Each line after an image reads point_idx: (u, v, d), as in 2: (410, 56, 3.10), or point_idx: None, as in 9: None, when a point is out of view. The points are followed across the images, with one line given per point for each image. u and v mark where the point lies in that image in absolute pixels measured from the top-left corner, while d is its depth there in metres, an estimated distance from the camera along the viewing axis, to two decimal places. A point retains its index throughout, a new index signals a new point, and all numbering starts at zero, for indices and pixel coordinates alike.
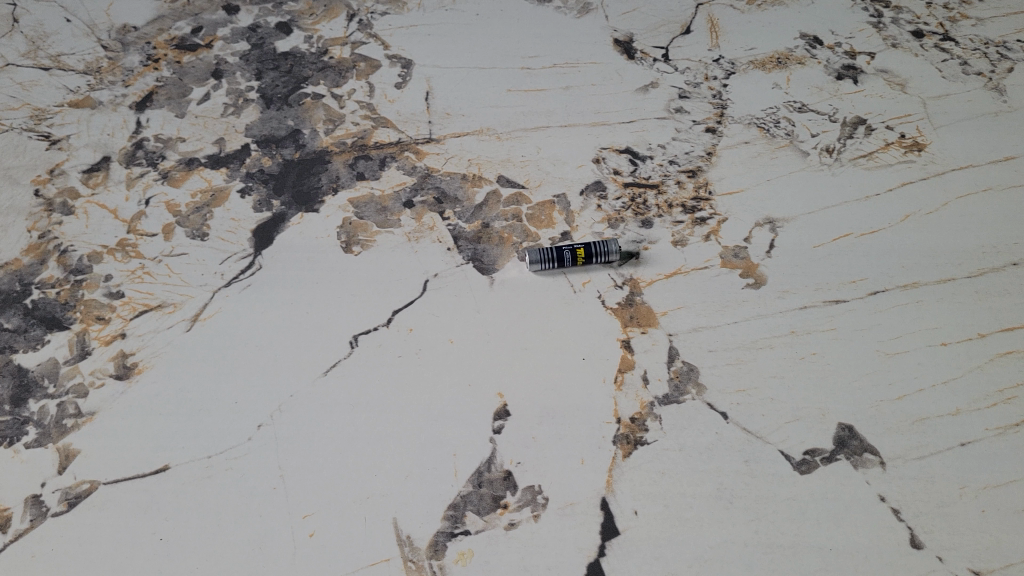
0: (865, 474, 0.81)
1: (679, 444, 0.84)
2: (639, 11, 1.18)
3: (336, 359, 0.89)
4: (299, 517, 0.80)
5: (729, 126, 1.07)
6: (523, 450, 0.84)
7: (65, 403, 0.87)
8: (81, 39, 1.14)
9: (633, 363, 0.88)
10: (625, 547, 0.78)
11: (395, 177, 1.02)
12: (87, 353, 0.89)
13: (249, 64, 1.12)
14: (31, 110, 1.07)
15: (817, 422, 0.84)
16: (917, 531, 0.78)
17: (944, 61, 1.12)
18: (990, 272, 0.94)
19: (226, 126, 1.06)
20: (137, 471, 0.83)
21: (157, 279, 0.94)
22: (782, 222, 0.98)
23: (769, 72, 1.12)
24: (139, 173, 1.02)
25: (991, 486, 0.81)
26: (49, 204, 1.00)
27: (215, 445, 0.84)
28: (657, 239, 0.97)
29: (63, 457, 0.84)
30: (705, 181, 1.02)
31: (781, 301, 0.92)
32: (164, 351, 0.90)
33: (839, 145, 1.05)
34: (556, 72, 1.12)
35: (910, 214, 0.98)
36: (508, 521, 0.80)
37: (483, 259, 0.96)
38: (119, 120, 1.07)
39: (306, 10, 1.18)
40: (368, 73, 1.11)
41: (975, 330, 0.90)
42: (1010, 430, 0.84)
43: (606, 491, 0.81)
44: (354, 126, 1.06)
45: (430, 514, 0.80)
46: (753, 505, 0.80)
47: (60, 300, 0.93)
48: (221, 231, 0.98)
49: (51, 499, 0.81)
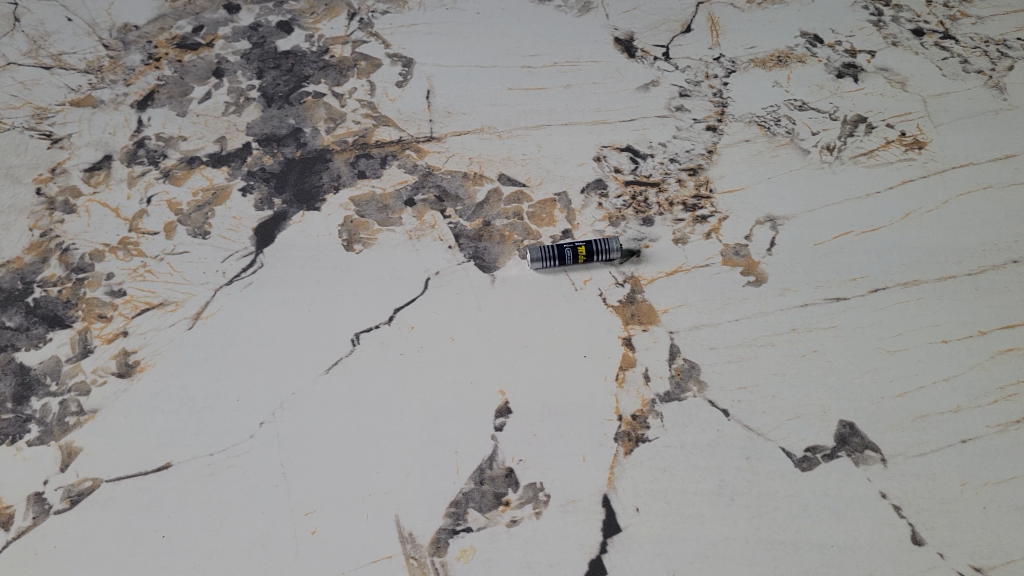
0: (866, 471, 0.81)
1: (680, 442, 0.84)
2: (639, 9, 1.18)
3: (337, 358, 0.89)
4: (301, 514, 0.80)
5: (730, 124, 1.07)
6: (525, 448, 0.84)
7: (67, 401, 0.87)
8: (82, 38, 1.14)
9: (634, 361, 0.88)
10: (627, 544, 0.79)
11: (396, 176, 1.02)
12: (88, 352, 0.90)
13: (250, 63, 1.12)
14: (32, 109, 1.08)
15: (818, 419, 0.84)
16: (918, 528, 0.78)
17: (943, 59, 1.13)
18: (991, 270, 0.94)
19: (227, 125, 1.06)
20: (139, 469, 0.83)
21: (158, 277, 0.94)
22: (783, 220, 0.98)
23: (769, 70, 1.12)
24: (140, 172, 1.02)
25: (992, 483, 0.81)
26: (51, 202, 1.00)
27: (217, 443, 0.84)
28: (657, 237, 0.97)
29: (65, 455, 0.84)
30: (705, 179, 1.02)
31: (781, 299, 0.92)
32: (166, 349, 0.90)
33: (839, 143, 1.05)
34: (556, 71, 1.12)
35: (911, 212, 0.98)
36: (510, 518, 0.80)
37: (484, 258, 0.96)
38: (120, 119, 1.07)
39: (306, 9, 1.18)
40: (369, 72, 1.11)
41: (976, 327, 0.90)
42: (1010, 427, 0.84)
43: (607, 488, 0.82)
44: (355, 125, 1.06)
45: (432, 512, 0.80)
46: (755, 502, 0.80)
47: (62, 299, 0.93)
48: (222, 229, 0.98)
49: (54, 497, 0.82)
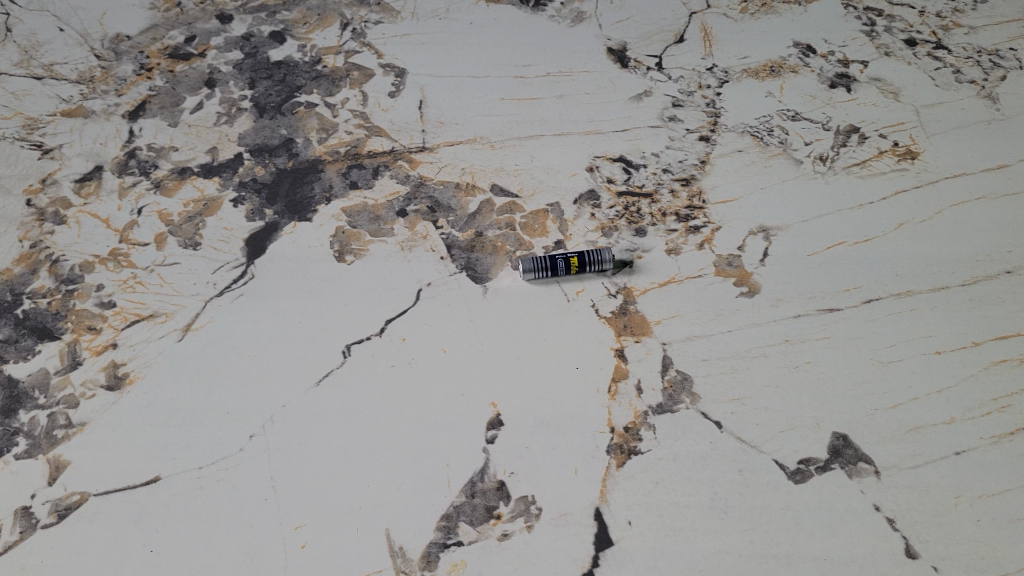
0: (860, 483, 0.81)
1: (673, 454, 0.83)
2: (632, 19, 1.18)
3: (329, 369, 0.89)
4: (290, 528, 0.80)
5: (723, 134, 1.07)
6: (517, 460, 0.83)
7: (56, 413, 0.86)
8: (74, 48, 1.14)
9: (627, 372, 0.88)
10: (619, 559, 0.78)
11: (389, 186, 1.02)
12: (77, 363, 0.89)
13: (242, 73, 1.12)
14: (23, 119, 1.07)
15: (811, 431, 0.84)
16: (912, 541, 0.78)
17: (937, 69, 1.13)
18: (984, 280, 0.94)
19: (220, 135, 1.06)
20: (129, 482, 0.82)
21: (149, 288, 0.94)
22: (776, 230, 0.98)
23: (762, 80, 1.12)
24: (131, 183, 1.02)
25: (986, 495, 0.80)
26: (41, 213, 0.99)
27: (207, 456, 0.83)
28: (650, 248, 0.97)
29: (53, 469, 0.83)
30: (698, 189, 1.02)
31: (775, 310, 0.92)
32: (156, 360, 0.89)
33: (832, 153, 1.05)
34: (550, 81, 1.12)
35: (904, 222, 0.98)
36: (501, 532, 0.80)
37: (477, 269, 0.95)
38: (112, 129, 1.07)
39: (299, 19, 1.17)
40: (362, 81, 1.11)
41: (970, 338, 0.90)
42: (1005, 439, 0.83)
43: (600, 501, 0.81)
44: (348, 134, 1.06)
45: (423, 525, 0.80)
46: (749, 514, 0.80)
47: (51, 310, 0.92)
48: (214, 240, 0.97)
49: (41, 511, 0.81)
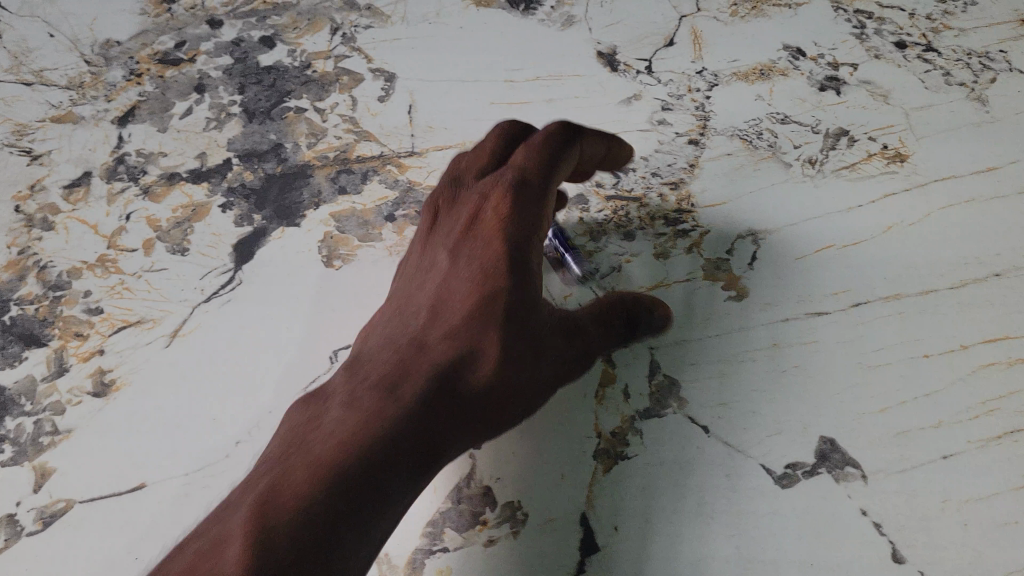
0: (847, 488, 0.81)
1: (660, 459, 0.83)
2: (621, 24, 1.18)
3: (315, 376, 0.88)
4: None
5: (712, 138, 1.07)
6: (503, 467, 0.84)
7: (42, 420, 0.86)
8: (64, 54, 1.14)
9: (615, 377, 0.89)
10: (605, 564, 0.78)
11: (377, 191, 1.01)
12: (65, 370, 0.89)
13: (232, 78, 1.12)
14: (12, 126, 1.08)
15: (798, 435, 0.84)
16: (899, 545, 0.78)
17: (926, 72, 1.12)
18: (973, 284, 0.93)
19: (208, 140, 1.06)
20: (114, 489, 0.82)
21: (137, 295, 0.94)
22: (764, 234, 0.98)
23: (751, 83, 1.12)
24: (119, 189, 1.02)
25: (974, 499, 0.80)
26: (29, 219, 1.00)
27: (193, 463, 0.83)
28: (639, 253, 0.97)
29: (39, 476, 0.83)
30: (687, 193, 1.02)
31: (763, 314, 0.92)
32: (142, 367, 0.89)
33: (821, 157, 1.05)
34: (539, 85, 1.12)
35: (892, 226, 0.98)
36: (486, 538, 0.80)
37: None
38: (100, 135, 1.07)
39: (289, 24, 1.17)
40: (352, 86, 1.11)
41: (958, 342, 0.89)
42: (993, 443, 0.83)
43: (586, 506, 0.81)
44: (337, 139, 1.06)
45: (409, 533, 0.81)
46: (735, 520, 0.80)
47: (38, 317, 0.92)
48: (201, 245, 0.97)
49: (27, 518, 0.81)
